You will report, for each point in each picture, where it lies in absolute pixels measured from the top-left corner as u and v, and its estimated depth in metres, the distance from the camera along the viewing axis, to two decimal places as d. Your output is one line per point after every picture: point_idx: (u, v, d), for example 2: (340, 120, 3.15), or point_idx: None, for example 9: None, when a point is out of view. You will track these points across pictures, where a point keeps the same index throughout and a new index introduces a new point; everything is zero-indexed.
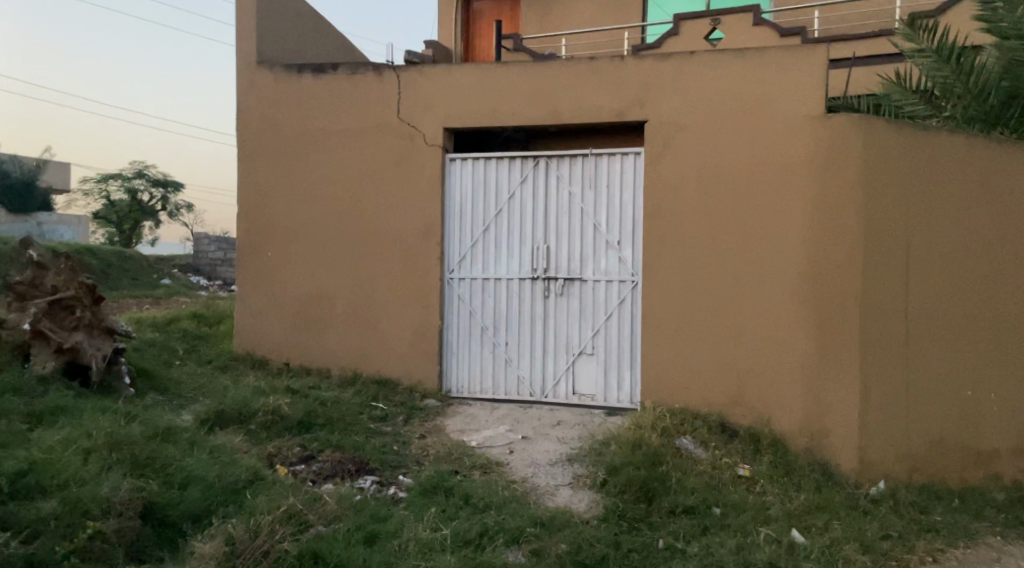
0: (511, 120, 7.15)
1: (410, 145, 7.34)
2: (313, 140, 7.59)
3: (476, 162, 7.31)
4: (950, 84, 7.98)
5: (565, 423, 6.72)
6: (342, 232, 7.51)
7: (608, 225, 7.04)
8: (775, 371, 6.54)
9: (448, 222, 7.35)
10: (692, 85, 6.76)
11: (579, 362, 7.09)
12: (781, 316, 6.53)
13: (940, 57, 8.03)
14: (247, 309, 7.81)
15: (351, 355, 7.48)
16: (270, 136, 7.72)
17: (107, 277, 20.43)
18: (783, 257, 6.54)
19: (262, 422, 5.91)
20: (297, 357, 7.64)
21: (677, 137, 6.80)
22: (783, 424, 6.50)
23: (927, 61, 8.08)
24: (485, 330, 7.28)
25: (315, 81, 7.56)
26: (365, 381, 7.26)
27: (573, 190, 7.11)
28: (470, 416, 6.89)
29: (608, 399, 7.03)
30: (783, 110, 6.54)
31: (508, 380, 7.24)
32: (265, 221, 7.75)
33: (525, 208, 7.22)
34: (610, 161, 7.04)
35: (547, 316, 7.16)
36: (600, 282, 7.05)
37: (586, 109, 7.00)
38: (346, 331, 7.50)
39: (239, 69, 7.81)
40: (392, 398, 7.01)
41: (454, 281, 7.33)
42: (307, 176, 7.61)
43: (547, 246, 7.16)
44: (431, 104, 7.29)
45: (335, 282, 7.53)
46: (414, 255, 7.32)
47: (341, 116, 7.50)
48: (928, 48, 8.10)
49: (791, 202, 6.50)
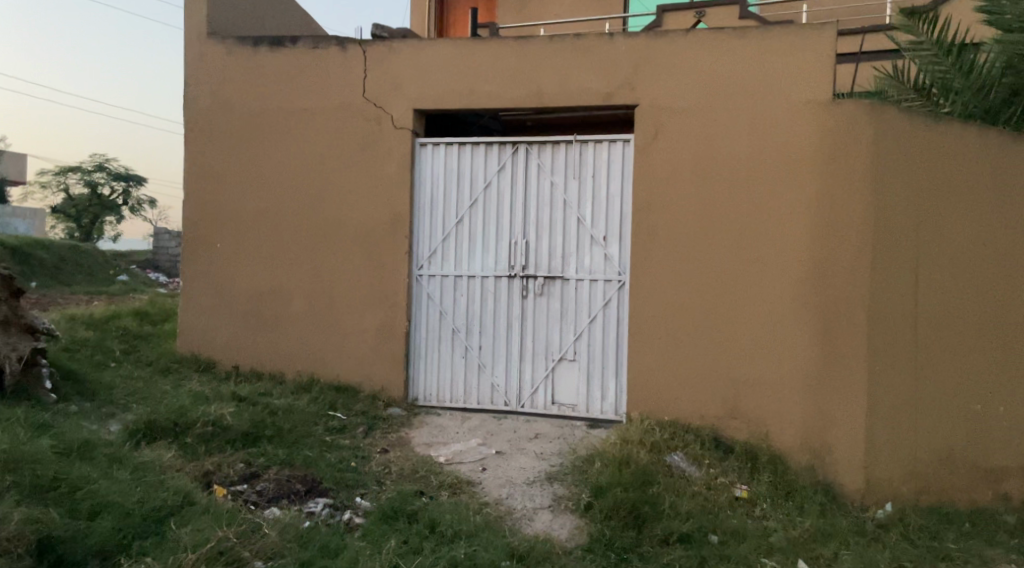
0: (488, 102, 6.51)
1: (376, 128, 6.67)
2: (269, 121, 6.88)
3: (449, 147, 6.66)
4: (949, 79, 7.48)
5: (544, 436, 6.10)
6: (299, 222, 6.81)
7: (592, 219, 6.42)
8: (774, 382, 5.97)
9: (417, 213, 6.70)
10: (686, 66, 6.17)
11: (560, 368, 6.47)
12: (781, 320, 5.97)
13: (939, 50, 7.54)
14: (193, 306, 7.07)
15: (308, 359, 6.79)
16: (221, 117, 7.00)
17: (60, 273, 19.41)
18: (785, 256, 5.97)
19: (199, 434, 5.21)
20: (248, 360, 6.93)
21: (669, 124, 6.20)
22: (782, 440, 5.93)
23: (926, 54, 7.60)
24: (456, 332, 6.63)
25: (271, 56, 6.87)
26: (322, 387, 6.57)
27: (555, 180, 6.48)
28: (438, 428, 6.23)
29: (591, 410, 6.41)
30: (786, 95, 5.98)
31: (480, 388, 6.60)
32: (215, 210, 7.03)
33: (502, 199, 6.58)
34: (596, 148, 6.42)
35: (525, 318, 6.53)
36: (583, 281, 6.43)
37: (571, 91, 6.38)
38: (302, 332, 6.80)
39: (188, 43, 7.08)
40: (352, 407, 6.33)
41: (423, 278, 6.68)
42: (261, 160, 6.91)
43: (526, 241, 6.52)
44: (399, 83, 6.64)
45: (292, 277, 6.83)
46: (378, 249, 6.65)
47: (301, 96, 6.81)
48: (928, 40, 7.61)
49: (795, 196, 5.94)
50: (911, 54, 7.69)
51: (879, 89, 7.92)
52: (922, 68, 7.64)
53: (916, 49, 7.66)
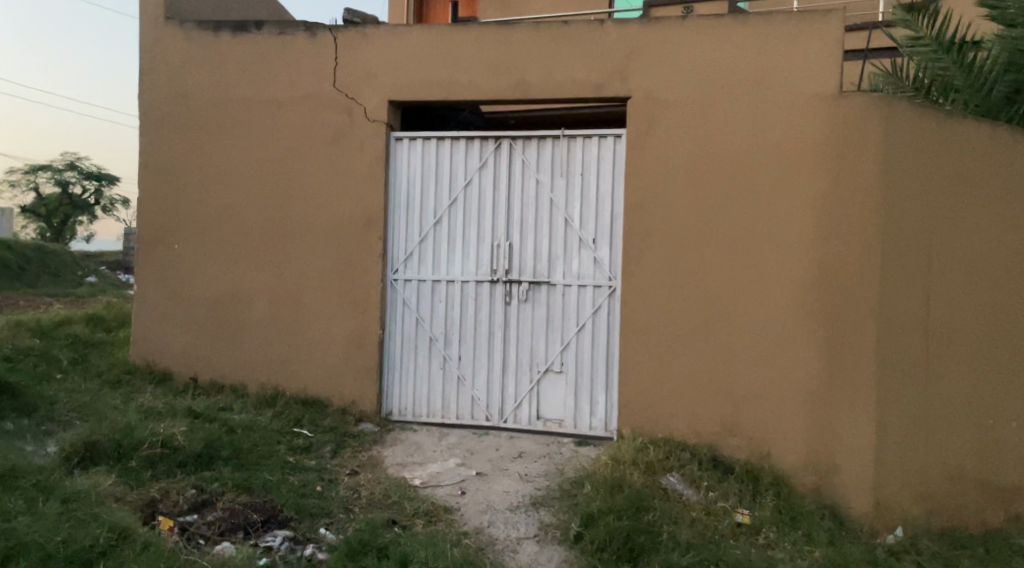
0: (469, 93, 6.03)
1: (348, 120, 6.17)
2: (232, 113, 6.37)
3: (426, 142, 6.18)
4: (950, 76, 6.96)
5: (528, 455, 5.63)
6: (264, 222, 6.30)
7: (581, 220, 5.96)
8: (776, 396, 5.54)
9: (392, 212, 6.21)
10: (683, 56, 5.72)
11: (545, 381, 6.00)
12: (784, 330, 5.54)
13: (940, 48, 7.02)
14: (148, 312, 6.53)
15: (272, 371, 6.27)
16: (180, 108, 6.48)
17: (24, 274, 18.72)
18: (788, 261, 5.54)
19: (145, 457, 4.71)
20: (207, 371, 6.40)
21: (664, 118, 5.75)
22: (785, 459, 5.50)
23: (925, 51, 7.09)
24: (434, 341, 6.15)
25: (234, 42, 6.36)
26: (286, 401, 6.06)
27: (541, 178, 6.02)
28: (414, 445, 5.75)
29: (579, 426, 5.95)
30: (789, 87, 5.55)
31: (460, 402, 6.12)
32: (172, 208, 6.50)
33: (483, 198, 6.10)
34: (585, 144, 5.95)
35: (508, 326, 6.06)
36: (570, 286, 5.96)
37: (558, 81, 5.91)
38: (267, 340, 6.28)
39: (144, 27, 6.55)
40: (319, 423, 5.82)
41: (398, 283, 6.19)
42: (224, 155, 6.39)
43: (510, 243, 6.05)
44: (373, 72, 6.15)
45: (256, 282, 6.31)
46: (349, 252, 6.16)
47: (266, 85, 6.30)
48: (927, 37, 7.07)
49: (799, 195, 5.52)
50: (910, 50, 7.19)
51: (875, 87, 7.35)
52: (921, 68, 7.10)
53: (914, 48, 7.14)
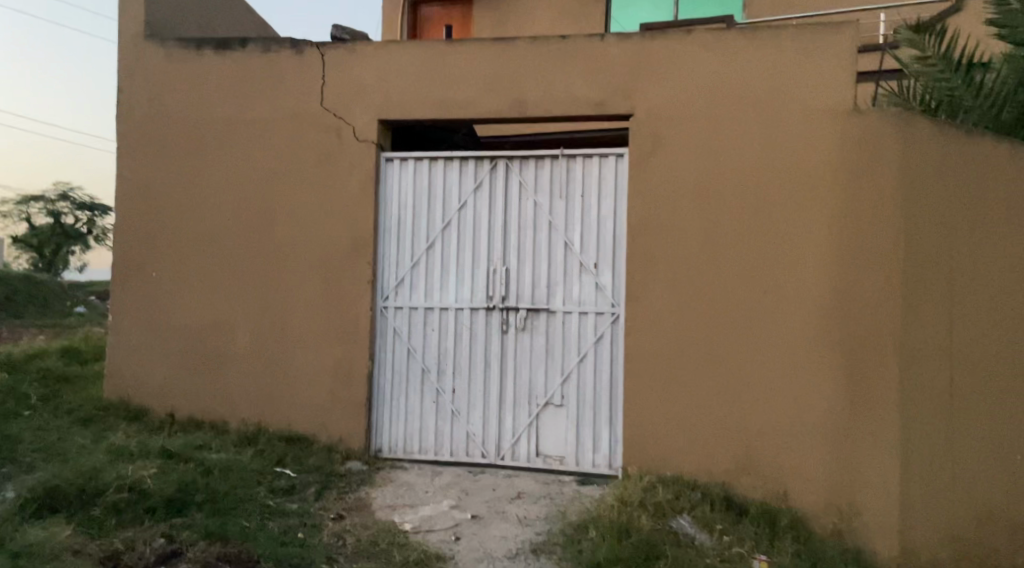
0: (463, 111, 5.73)
1: (336, 141, 5.87)
2: (214, 133, 6.05)
3: (419, 162, 5.87)
4: (958, 95, 6.38)
5: (527, 495, 5.26)
6: (247, 248, 5.97)
7: (582, 244, 5.63)
8: (793, 431, 5.18)
9: (382, 236, 5.88)
10: (688, 70, 5.43)
11: (545, 415, 5.64)
12: (800, 360, 5.20)
13: (949, 66, 6.44)
14: (123, 345, 6.16)
15: (254, 406, 5.89)
16: (159, 129, 6.15)
17: (10, 305, 18.31)
18: (803, 286, 5.22)
19: (111, 503, 4.35)
20: (185, 407, 6.02)
21: (669, 136, 5.44)
22: (804, 500, 5.13)
23: (931, 70, 6.49)
24: (426, 373, 5.80)
25: (216, 60, 6.06)
26: (269, 438, 5.69)
27: (540, 200, 5.70)
28: (404, 485, 5.37)
29: (581, 464, 5.57)
30: (801, 102, 5.26)
31: (454, 438, 5.75)
32: (150, 235, 6.15)
33: (478, 221, 5.79)
34: (585, 163, 5.65)
35: (505, 356, 5.71)
36: (571, 313, 5.62)
37: (557, 98, 5.61)
38: (249, 374, 5.92)
39: (123, 46, 6.25)
40: (303, 461, 5.45)
41: (388, 311, 5.84)
42: (205, 178, 6.06)
43: (506, 268, 5.73)
44: (363, 91, 5.86)
45: (239, 311, 5.96)
46: (337, 279, 5.82)
47: (250, 105, 5.99)
48: (935, 55, 6.49)
49: (813, 217, 5.21)
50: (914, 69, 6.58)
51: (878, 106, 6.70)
52: (928, 88, 6.48)
53: (921, 68, 6.55)
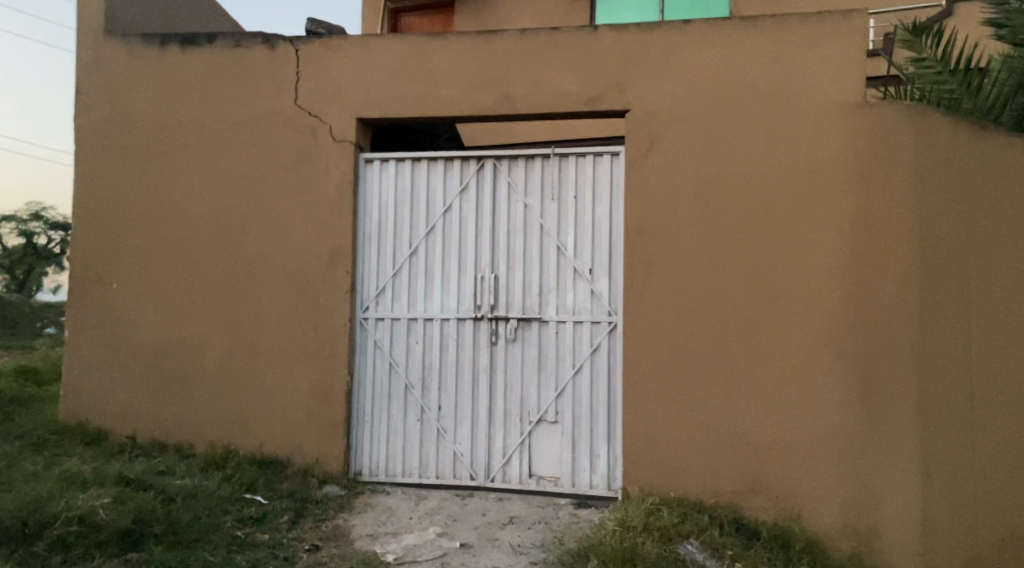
0: (447, 108, 5.37)
1: (311, 141, 5.48)
2: (180, 134, 5.65)
3: (400, 163, 5.50)
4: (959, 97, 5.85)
5: (520, 521, 4.88)
6: (215, 257, 5.55)
7: (576, 248, 5.27)
8: (805, 447, 4.82)
9: (361, 243, 5.49)
10: (687, 63, 5.10)
11: (539, 432, 5.25)
12: (811, 370, 4.84)
13: (946, 69, 5.91)
14: (81, 363, 5.71)
15: (223, 427, 5.45)
16: (120, 131, 5.74)
17: None
18: (814, 291, 4.87)
19: (57, 538, 3.95)
20: (149, 429, 5.57)
21: (668, 132, 5.10)
22: (819, 521, 4.77)
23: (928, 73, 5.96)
24: (410, 389, 5.39)
25: (182, 56, 5.67)
26: (238, 462, 5.25)
27: (530, 202, 5.35)
28: (387, 511, 4.96)
29: (578, 485, 5.17)
30: (808, 95, 4.94)
31: (440, 458, 5.34)
32: (110, 244, 5.72)
33: (465, 225, 5.42)
34: (579, 162, 5.30)
35: (494, 369, 5.32)
36: (564, 323, 5.25)
37: (547, 94, 5.26)
38: (217, 393, 5.48)
39: (81, 43, 5.84)
40: (276, 486, 5.01)
41: (369, 323, 5.45)
42: (170, 183, 5.65)
43: (495, 275, 5.36)
44: (339, 88, 5.49)
45: (207, 325, 5.53)
46: (313, 290, 5.42)
47: (218, 104, 5.60)
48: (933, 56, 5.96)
49: (822, 217, 4.88)
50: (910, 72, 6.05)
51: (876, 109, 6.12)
52: (924, 91, 5.92)
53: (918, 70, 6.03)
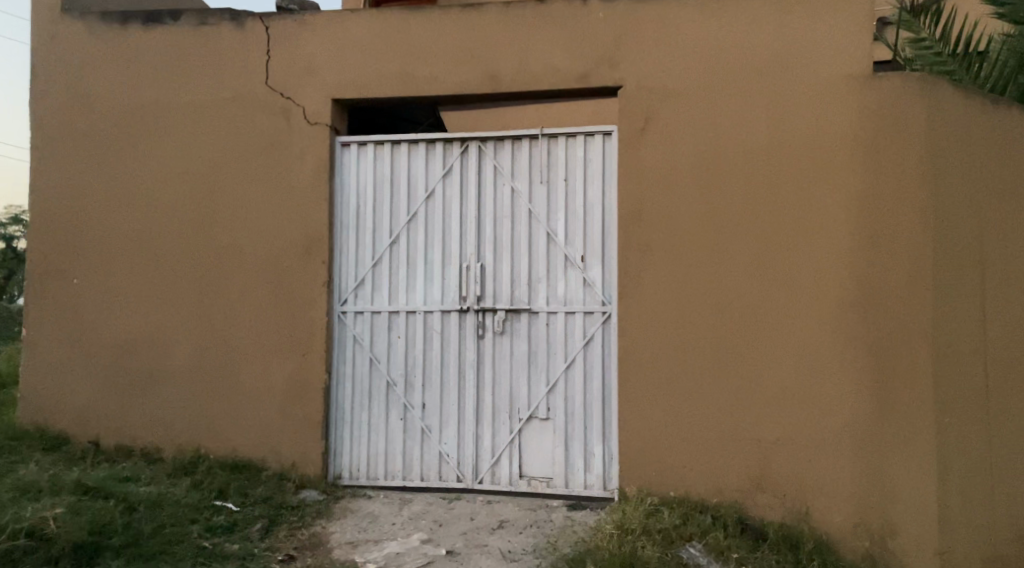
0: (428, 88, 5.05)
1: (284, 124, 5.15)
2: (143, 118, 5.31)
3: (379, 147, 5.18)
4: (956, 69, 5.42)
5: (511, 525, 4.57)
6: (183, 248, 5.21)
7: (567, 234, 4.96)
8: (813, 442, 4.53)
9: (339, 232, 5.17)
10: (683, 35, 4.80)
11: (530, 430, 4.93)
12: (818, 360, 4.55)
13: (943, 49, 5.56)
14: (41, 363, 5.36)
15: (193, 430, 5.12)
16: (80, 115, 5.39)
17: None
18: (820, 275, 4.59)
19: (4, 554, 3.64)
20: (114, 432, 5.22)
21: (663, 110, 4.80)
22: (828, 520, 4.49)
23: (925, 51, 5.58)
24: (392, 387, 5.07)
25: (146, 36, 5.32)
26: (209, 466, 4.91)
27: (518, 186, 5.04)
28: (368, 517, 4.65)
29: (571, 486, 4.86)
30: (811, 69, 4.66)
31: (425, 459, 5.02)
32: (70, 235, 5.38)
33: (448, 211, 5.10)
34: (569, 143, 4.99)
35: (482, 365, 5.00)
36: (555, 313, 4.94)
37: (535, 71, 4.95)
38: (186, 393, 5.15)
39: (37, 23, 5.50)
40: (248, 492, 4.68)
41: (347, 317, 5.12)
42: (134, 170, 5.31)
43: (481, 265, 5.04)
44: (314, 67, 5.16)
45: (175, 321, 5.20)
46: (287, 282, 5.09)
47: (184, 86, 5.26)
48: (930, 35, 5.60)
49: (827, 197, 4.60)
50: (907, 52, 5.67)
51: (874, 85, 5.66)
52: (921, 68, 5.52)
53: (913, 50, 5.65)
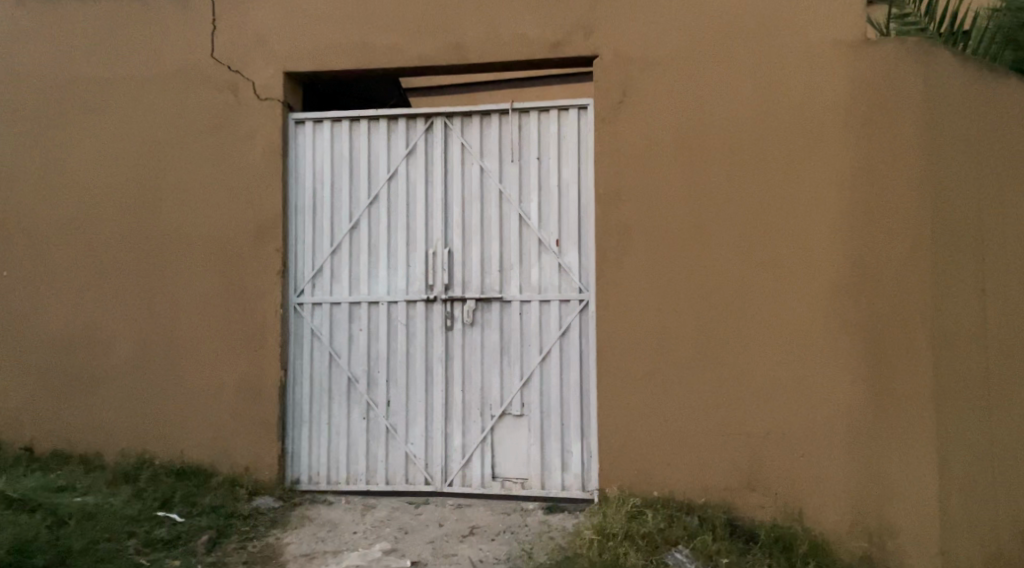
0: (388, 59, 4.67)
1: (232, 101, 4.75)
2: (78, 95, 4.87)
3: (336, 124, 4.80)
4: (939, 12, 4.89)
5: (483, 532, 4.24)
6: (123, 236, 4.80)
7: (540, 216, 4.61)
8: (806, 436, 4.23)
9: (294, 217, 4.78)
10: (663, 0, 4.46)
11: (503, 428, 4.59)
12: (810, 349, 4.24)
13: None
14: None
15: (137, 433, 4.72)
16: (9, 92, 4.95)
17: None
18: (811, 257, 4.27)
19: None
20: (50, 436, 4.80)
21: (641, 82, 4.46)
22: (823, 520, 4.19)
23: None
24: (353, 383, 4.70)
25: (80, 5, 4.89)
26: (154, 473, 4.52)
27: (487, 166, 4.67)
28: (328, 526, 4.29)
29: (548, 487, 4.53)
30: (800, 37, 4.34)
31: (390, 461, 4.66)
32: (1, 224, 4.94)
33: (412, 193, 4.73)
34: (542, 119, 4.64)
35: (450, 358, 4.65)
36: (529, 302, 4.59)
37: (503, 41, 4.59)
38: (129, 393, 4.74)
39: None
40: (196, 501, 4.31)
41: (304, 309, 4.74)
42: (69, 152, 4.88)
43: (449, 250, 4.68)
44: (264, 38, 4.76)
45: (115, 315, 4.78)
46: (238, 271, 4.69)
47: (123, 60, 4.84)
48: None
49: (818, 173, 4.29)
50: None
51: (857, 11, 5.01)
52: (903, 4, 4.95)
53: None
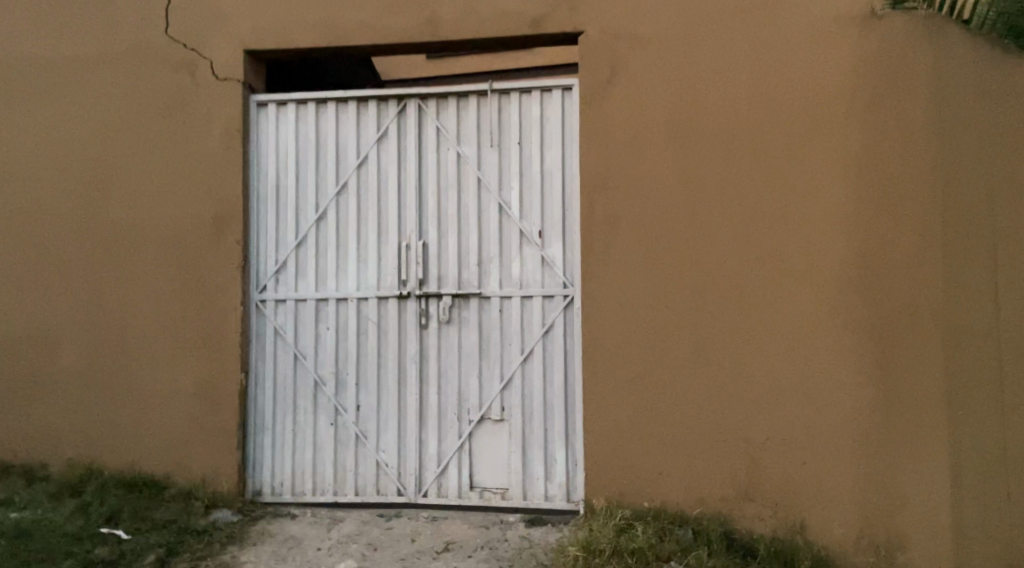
0: (358, 37, 4.33)
1: (188, 82, 4.39)
2: (23, 76, 4.51)
3: (301, 108, 4.45)
4: None
5: (459, 549, 3.91)
6: (72, 229, 4.44)
7: (522, 206, 4.28)
8: (808, 442, 3.91)
9: (256, 207, 4.43)
10: None
11: (482, 434, 4.25)
12: (812, 348, 3.93)
13: None
14: None
15: (85, 441, 4.36)
16: None
17: None
18: (813, 249, 3.96)
19: None
20: None
21: (629, 60, 4.14)
22: (828, 533, 3.88)
23: None
24: (320, 386, 4.36)
25: None
26: (102, 485, 4.17)
27: (465, 152, 4.34)
28: (291, 544, 3.96)
29: (531, 498, 4.20)
30: (801, 12, 4.02)
31: (360, 471, 4.32)
32: None
33: (384, 182, 4.39)
34: (523, 101, 4.31)
35: (425, 359, 4.31)
36: (510, 299, 4.26)
37: (481, 16, 4.25)
38: (77, 398, 4.38)
39: None
40: (144, 517, 3.98)
41: (267, 306, 4.40)
42: (13, 138, 4.51)
43: (423, 243, 4.34)
44: (223, 14, 4.41)
45: (62, 314, 4.42)
46: (195, 266, 4.34)
47: (71, 38, 4.47)
48: None
49: (820, 159, 3.98)
50: None
51: None
52: None
53: None
